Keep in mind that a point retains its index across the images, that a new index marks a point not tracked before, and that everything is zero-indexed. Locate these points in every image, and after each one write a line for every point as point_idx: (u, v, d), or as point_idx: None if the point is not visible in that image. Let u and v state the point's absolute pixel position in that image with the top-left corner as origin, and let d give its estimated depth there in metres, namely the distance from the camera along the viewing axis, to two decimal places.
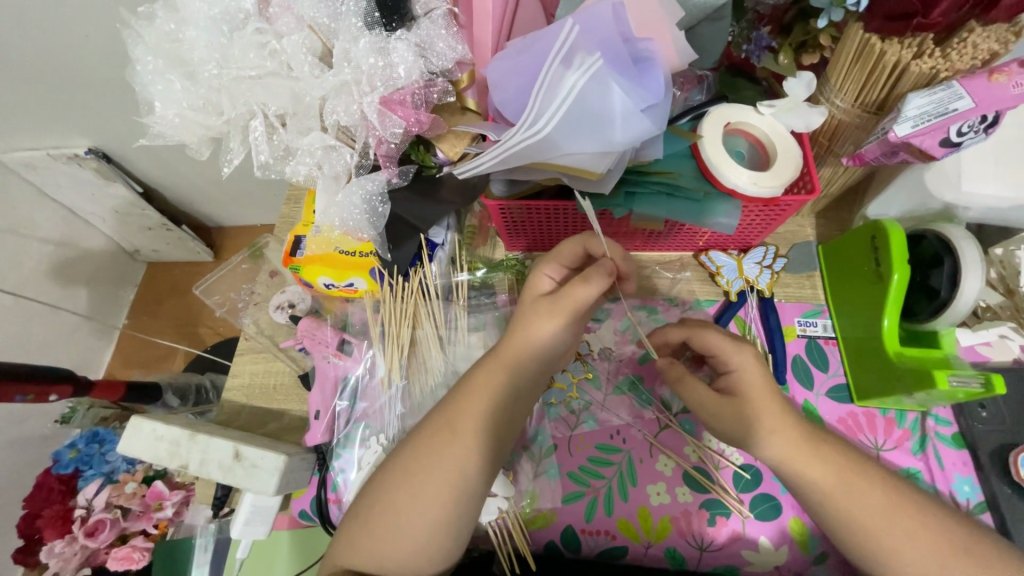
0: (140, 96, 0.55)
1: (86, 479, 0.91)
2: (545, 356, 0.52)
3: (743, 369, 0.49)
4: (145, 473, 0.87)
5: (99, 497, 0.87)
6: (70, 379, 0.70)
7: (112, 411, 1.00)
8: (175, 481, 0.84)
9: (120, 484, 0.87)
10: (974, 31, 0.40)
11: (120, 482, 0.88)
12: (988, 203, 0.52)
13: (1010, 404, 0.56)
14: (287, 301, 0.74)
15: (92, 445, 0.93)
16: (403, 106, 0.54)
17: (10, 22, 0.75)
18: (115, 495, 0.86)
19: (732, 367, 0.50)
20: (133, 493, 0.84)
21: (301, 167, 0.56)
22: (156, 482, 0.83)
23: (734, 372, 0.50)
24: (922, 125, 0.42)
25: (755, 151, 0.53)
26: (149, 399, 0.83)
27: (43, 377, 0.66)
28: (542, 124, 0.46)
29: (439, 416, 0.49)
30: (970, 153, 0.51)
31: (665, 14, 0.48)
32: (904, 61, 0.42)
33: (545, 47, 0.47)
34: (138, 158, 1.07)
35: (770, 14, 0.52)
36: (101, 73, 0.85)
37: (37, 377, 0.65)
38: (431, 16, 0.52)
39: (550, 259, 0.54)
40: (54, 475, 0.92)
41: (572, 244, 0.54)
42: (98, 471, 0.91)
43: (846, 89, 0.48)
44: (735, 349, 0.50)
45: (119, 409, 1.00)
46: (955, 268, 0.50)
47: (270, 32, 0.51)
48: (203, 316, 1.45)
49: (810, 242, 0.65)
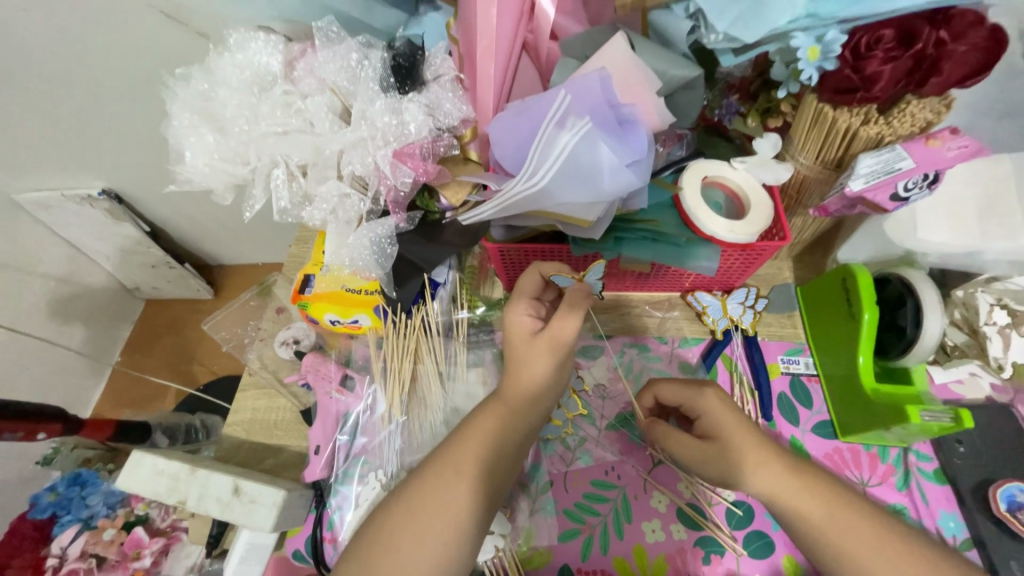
0: (173, 147, 0.60)
1: (63, 524, 0.89)
2: (542, 399, 0.55)
3: (709, 413, 0.53)
4: (126, 518, 0.86)
5: (75, 545, 0.85)
6: (59, 419, 0.72)
7: (95, 453, 0.97)
8: (154, 528, 0.85)
9: (98, 530, 0.86)
10: (910, 103, 0.47)
11: (98, 528, 0.87)
12: (943, 250, 0.57)
13: (984, 439, 0.59)
14: (292, 337, 0.76)
15: (73, 487, 0.91)
16: (413, 158, 0.59)
17: (44, 79, 0.81)
18: (91, 543, 0.85)
19: (701, 412, 0.53)
20: (111, 540, 0.84)
21: (317, 213, 0.60)
22: (135, 530, 0.84)
23: (701, 416, 0.54)
24: (872, 182, 0.48)
25: (730, 202, 0.59)
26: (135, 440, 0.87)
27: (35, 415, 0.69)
28: (539, 177, 0.51)
29: (441, 456, 0.50)
30: (923, 204, 0.57)
31: (646, 83, 0.52)
32: (854, 127, 0.49)
33: (541, 111, 0.52)
34: (148, 200, 1.12)
35: (739, 83, 0.59)
36: (121, 123, 0.91)
37: (29, 418, 0.68)
38: (440, 80, 0.59)
39: (518, 298, 0.57)
40: (30, 520, 0.90)
41: (532, 276, 0.57)
42: (76, 516, 0.88)
43: (807, 148, 0.54)
44: (697, 393, 0.54)
45: (104, 451, 0.97)
46: (917, 307, 0.55)
47: (296, 94, 0.58)
48: (197, 355, 1.47)
49: (788, 284, 0.69)
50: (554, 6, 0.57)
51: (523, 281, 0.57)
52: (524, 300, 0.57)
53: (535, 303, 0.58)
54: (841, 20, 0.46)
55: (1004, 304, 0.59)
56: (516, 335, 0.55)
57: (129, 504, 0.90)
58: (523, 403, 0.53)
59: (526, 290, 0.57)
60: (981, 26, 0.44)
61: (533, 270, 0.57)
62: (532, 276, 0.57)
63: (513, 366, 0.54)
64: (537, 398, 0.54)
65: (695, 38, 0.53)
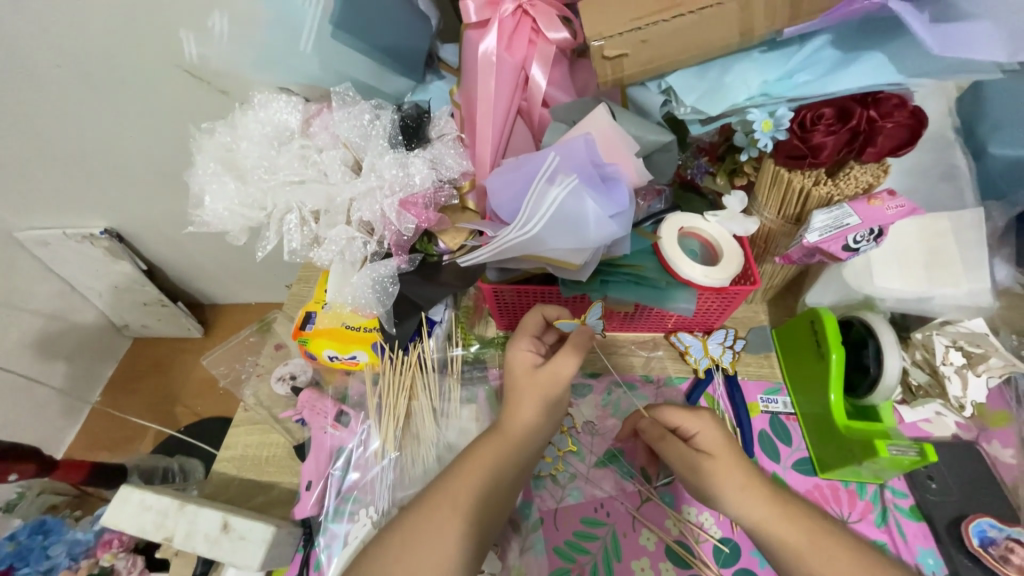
0: (194, 192, 0.65)
1: None
2: (537, 437, 0.57)
3: (704, 431, 0.56)
4: (90, 570, 0.82)
5: None
6: (33, 458, 0.74)
7: (63, 499, 1.00)
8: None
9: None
10: (854, 168, 0.55)
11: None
12: (898, 294, 0.63)
13: (954, 475, 0.62)
14: (289, 373, 0.79)
15: (35, 536, 0.88)
16: (417, 207, 0.64)
17: (65, 128, 0.87)
18: None
19: (696, 431, 0.56)
20: None
21: (325, 254, 0.65)
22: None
23: (697, 436, 0.56)
24: (826, 234, 0.55)
25: (706, 250, 0.65)
26: (111, 483, 0.88)
27: (10, 454, 0.71)
28: (532, 226, 0.56)
29: (440, 488, 0.52)
30: (877, 255, 0.64)
31: (625, 146, 0.59)
32: (807, 187, 0.56)
33: (533, 168, 0.58)
34: (150, 239, 1.16)
35: (708, 147, 0.67)
36: (132, 168, 0.97)
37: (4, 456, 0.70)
38: (444, 139, 0.66)
39: (521, 335, 0.61)
40: None
41: (535, 316, 0.62)
42: (34, 569, 0.84)
43: (769, 204, 0.61)
44: (693, 415, 0.57)
45: (72, 497, 1.01)
46: (878, 348, 0.60)
47: (312, 148, 0.64)
48: (181, 396, 1.46)
49: (764, 326, 0.74)
50: (546, 79, 0.65)
51: (527, 321, 0.62)
52: (527, 337, 0.61)
53: (537, 340, 0.62)
54: (789, 100, 0.55)
55: (958, 345, 0.64)
56: (519, 370, 0.58)
57: (95, 554, 0.85)
58: (519, 439, 0.56)
59: (528, 328, 0.61)
60: (904, 109, 0.53)
61: (536, 311, 0.62)
62: (534, 316, 0.62)
63: (514, 399, 0.57)
64: (533, 435, 0.57)
65: (667, 109, 0.60)
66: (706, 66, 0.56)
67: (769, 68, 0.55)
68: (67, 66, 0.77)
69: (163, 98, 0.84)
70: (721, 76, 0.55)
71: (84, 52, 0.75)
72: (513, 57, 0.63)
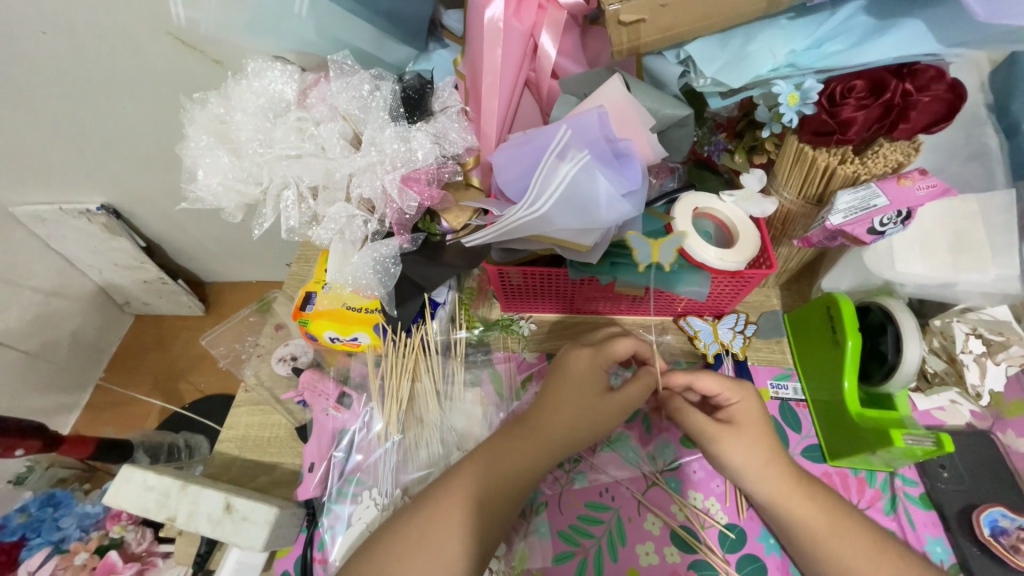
0: (188, 166, 0.63)
1: (31, 548, 0.86)
2: (574, 439, 0.55)
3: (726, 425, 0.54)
4: (99, 542, 0.82)
5: (43, 569, 0.81)
6: (39, 434, 0.73)
7: (70, 472, 1.01)
8: (131, 552, 0.80)
9: (70, 554, 0.82)
10: (883, 145, 0.52)
11: (70, 552, 0.83)
12: (920, 281, 0.61)
13: (966, 465, 0.61)
14: (290, 353, 0.77)
15: (45, 509, 0.90)
16: (419, 183, 0.61)
17: (52, 98, 0.83)
18: (60, 568, 0.81)
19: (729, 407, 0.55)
20: (82, 565, 0.80)
21: (324, 232, 0.63)
22: (109, 553, 0.80)
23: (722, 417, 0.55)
24: (850, 217, 0.52)
25: (720, 231, 0.62)
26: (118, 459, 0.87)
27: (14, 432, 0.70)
28: (541, 205, 0.53)
29: (455, 474, 0.52)
30: (901, 239, 0.61)
31: (640, 119, 0.55)
32: (832, 166, 0.53)
33: (543, 144, 0.55)
34: (147, 215, 1.13)
35: (726, 122, 0.64)
36: (125, 140, 0.93)
37: (6, 433, 0.69)
38: (447, 112, 0.62)
39: (604, 355, 0.58)
40: None
41: (627, 345, 0.59)
42: (46, 539, 0.86)
43: (790, 184, 0.58)
44: (735, 387, 0.56)
45: (79, 470, 1.02)
46: (897, 335, 0.58)
47: (309, 120, 0.60)
48: (184, 373, 1.45)
49: (776, 311, 0.72)
50: (556, 48, 0.61)
51: (618, 346, 0.58)
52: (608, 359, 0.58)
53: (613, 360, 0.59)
54: (816, 71, 0.52)
55: (978, 333, 0.63)
56: (590, 387, 0.56)
57: (105, 527, 0.85)
58: (545, 434, 0.54)
59: (614, 353, 0.58)
60: (941, 81, 0.50)
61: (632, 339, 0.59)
62: (626, 342, 0.59)
63: (568, 412, 0.55)
64: (566, 437, 0.55)
65: (685, 81, 0.57)
66: (728, 33, 0.53)
67: (797, 38, 0.52)
68: (52, 33, 0.73)
69: (155, 68, 0.80)
70: (745, 45, 0.52)
71: (70, 17, 0.71)
72: (523, 23, 0.59)
